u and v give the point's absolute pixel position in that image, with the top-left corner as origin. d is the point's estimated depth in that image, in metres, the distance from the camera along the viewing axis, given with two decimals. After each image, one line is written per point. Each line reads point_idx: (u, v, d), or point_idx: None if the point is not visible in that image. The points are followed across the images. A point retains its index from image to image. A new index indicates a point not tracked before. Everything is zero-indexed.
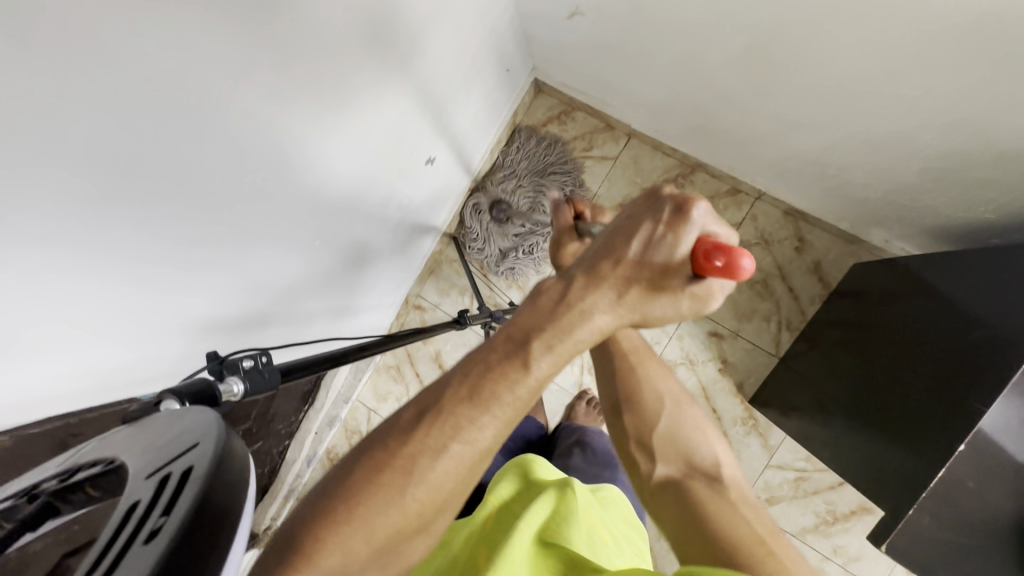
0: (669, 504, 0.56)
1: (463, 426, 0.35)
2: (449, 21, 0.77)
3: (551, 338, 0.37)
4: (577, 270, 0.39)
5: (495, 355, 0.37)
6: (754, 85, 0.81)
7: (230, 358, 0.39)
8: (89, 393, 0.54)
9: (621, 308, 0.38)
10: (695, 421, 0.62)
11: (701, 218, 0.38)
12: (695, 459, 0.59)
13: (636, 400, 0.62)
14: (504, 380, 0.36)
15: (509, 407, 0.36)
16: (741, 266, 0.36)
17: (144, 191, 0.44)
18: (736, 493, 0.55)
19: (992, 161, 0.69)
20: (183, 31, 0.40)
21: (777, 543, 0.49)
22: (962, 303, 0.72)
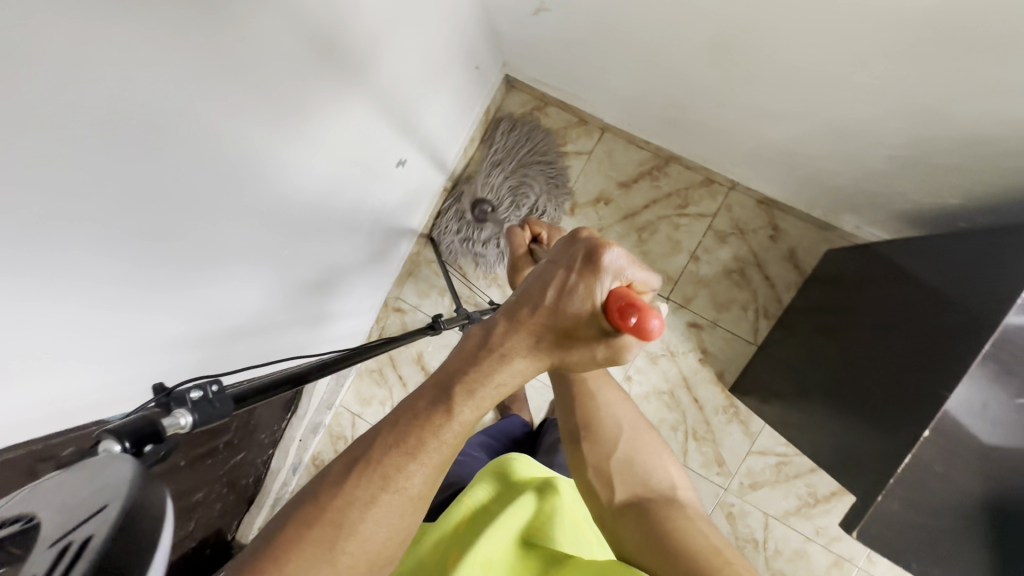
0: (630, 526, 0.57)
1: (391, 474, 0.40)
2: (412, 20, 0.76)
3: (471, 384, 0.41)
4: (500, 315, 0.42)
5: (422, 402, 0.41)
6: (720, 78, 0.81)
7: (178, 389, 0.38)
8: (54, 419, 0.53)
9: (537, 355, 0.42)
10: (651, 446, 0.64)
11: (613, 272, 0.40)
12: (652, 481, 0.61)
13: (595, 428, 0.64)
14: (432, 428, 0.41)
15: (436, 452, 0.41)
16: (647, 327, 0.38)
17: (93, 212, 0.42)
18: (693, 512, 0.58)
19: (956, 147, 0.70)
20: (126, 43, 0.38)
21: (733, 554, 0.52)
22: (931, 286, 0.72)
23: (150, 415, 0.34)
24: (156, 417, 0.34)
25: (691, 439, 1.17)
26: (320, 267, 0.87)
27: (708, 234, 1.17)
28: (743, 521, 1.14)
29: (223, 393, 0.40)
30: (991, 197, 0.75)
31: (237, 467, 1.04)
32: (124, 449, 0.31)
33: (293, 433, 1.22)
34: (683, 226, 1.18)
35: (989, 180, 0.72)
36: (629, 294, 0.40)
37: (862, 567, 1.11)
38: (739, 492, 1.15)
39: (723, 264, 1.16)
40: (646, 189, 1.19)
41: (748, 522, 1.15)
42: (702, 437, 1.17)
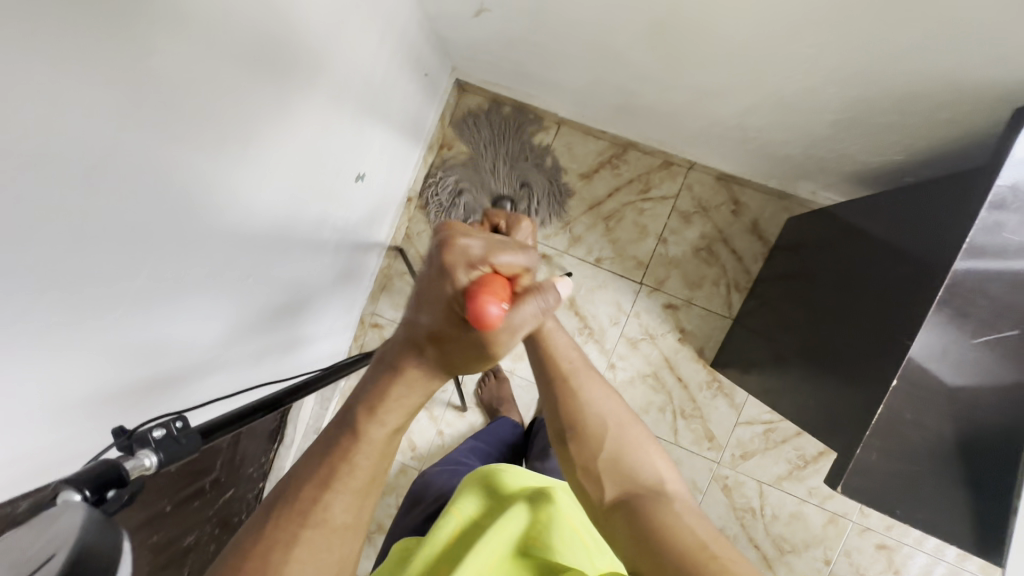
0: (623, 525, 0.53)
1: (309, 509, 0.42)
2: (353, 33, 0.75)
3: (372, 405, 0.43)
4: (393, 335, 0.44)
5: (333, 428, 0.44)
6: (664, 61, 0.82)
7: (139, 430, 0.38)
8: (25, 476, 0.50)
9: (426, 363, 0.41)
10: (638, 441, 0.59)
11: (463, 265, 0.38)
12: (640, 479, 0.57)
13: (576, 425, 0.59)
14: (342, 455, 0.43)
15: (349, 481, 0.43)
16: (485, 315, 0.35)
17: (35, 259, 0.41)
18: (681, 507, 0.55)
19: (892, 108, 0.73)
20: (51, 87, 0.37)
21: (720, 546, 0.50)
22: (887, 240, 0.75)
23: (112, 459, 0.34)
24: (119, 461, 0.34)
25: (679, 417, 1.19)
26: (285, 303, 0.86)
27: (672, 216, 1.19)
28: (739, 492, 1.17)
29: (188, 429, 0.40)
30: (931, 152, 0.78)
31: (227, 505, 1.02)
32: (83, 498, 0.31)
33: (281, 463, 1.19)
34: (648, 210, 1.19)
35: (927, 136, 0.75)
36: (483, 278, 0.37)
37: (857, 520, 1.14)
38: (732, 464, 1.17)
39: (690, 242, 1.19)
40: (608, 178, 1.20)
41: (744, 492, 1.17)
42: (690, 415, 1.19)
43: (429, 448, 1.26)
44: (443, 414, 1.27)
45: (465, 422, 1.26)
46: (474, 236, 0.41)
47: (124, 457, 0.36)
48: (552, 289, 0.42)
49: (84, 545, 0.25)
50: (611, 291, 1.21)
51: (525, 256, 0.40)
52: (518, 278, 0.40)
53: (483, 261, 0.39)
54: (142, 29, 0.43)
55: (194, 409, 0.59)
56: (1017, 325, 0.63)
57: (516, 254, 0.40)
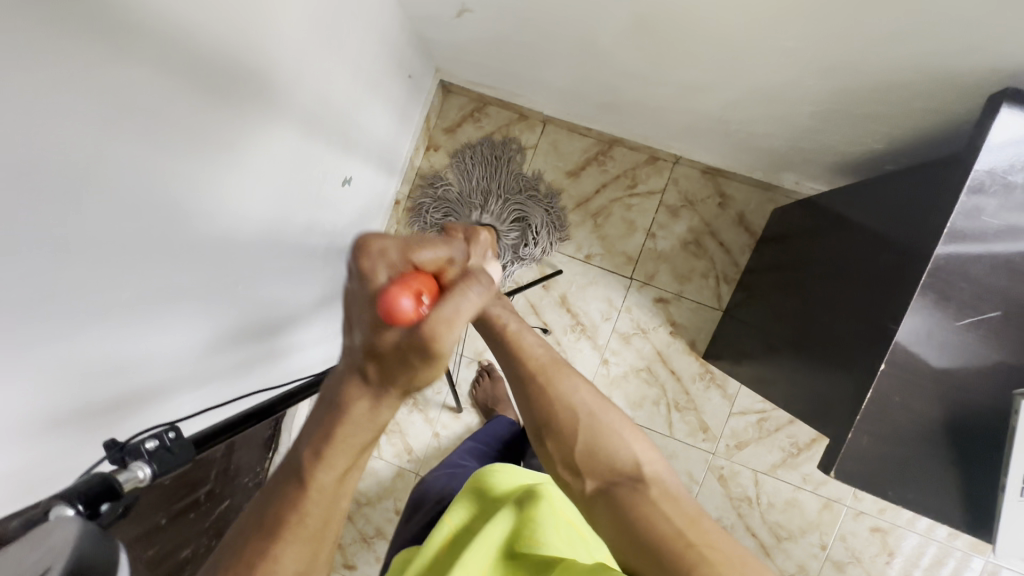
0: (605, 517, 0.52)
1: (257, 566, 0.37)
2: (336, 37, 0.75)
3: (317, 448, 0.37)
4: (336, 364, 0.37)
5: (279, 475, 0.39)
6: (646, 56, 0.83)
7: (132, 442, 0.38)
8: (16, 495, 0.50)
9: (371, 389, 0.34)
10: (613, 425, 0.56)
11: (382, 265, 0.36)
12: (618, 466, 0.54)
13: (548, 423, 0.56)
14: (289, 506, 0.38)
15: (301, 531, 0.38)
16: (394, 304, 0.32)
17: (19, 275, 0.40)
18: (658, 490, 0.53)
19: (871, 98, 0.74)
20: (30, 99, 0.36)
21: (696, 531, 0.49)
22: (871, 227, 0.76)
23: (106, 472, 0.34)
24: (111, 473, 0.34)
25: (673, 410, 1.20)
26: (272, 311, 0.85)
27: (660, 211, 1.20)
28: (735, 481, 1.18)
29: (182, 439, 0.39)
30: (910, 139, 0.79)
31: (222, 516, 1.01)
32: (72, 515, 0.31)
33: (276, 472, 1.18)
34: (635, 205, 1.20)
35: (905, 124, 0.76)
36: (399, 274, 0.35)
37: (851, 505, 1.16)
38: (727, 454, 1.19)
39: (678, 236, 1.20)
40: (595, 175, 1.21)
41: (739, 481, 1.18)
42: (684, 407, 1.20)
43: (425, 451, 1.26)
44: (438, 416, 1.26)
45: (461, 424, 1.25)
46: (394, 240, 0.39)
47: (117, 469, 0.36)
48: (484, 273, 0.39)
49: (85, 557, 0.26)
50: (602, 287, 1.22)
51: (447, 248, 0.39)
52: (444, 271, 0.38)
53: (401, 259, 0.37)
54: (122, 38, 0.42)
55: (184, 420, 0.59)
56: (998, 306, 0.64)
57: (435, 246, 0.38)
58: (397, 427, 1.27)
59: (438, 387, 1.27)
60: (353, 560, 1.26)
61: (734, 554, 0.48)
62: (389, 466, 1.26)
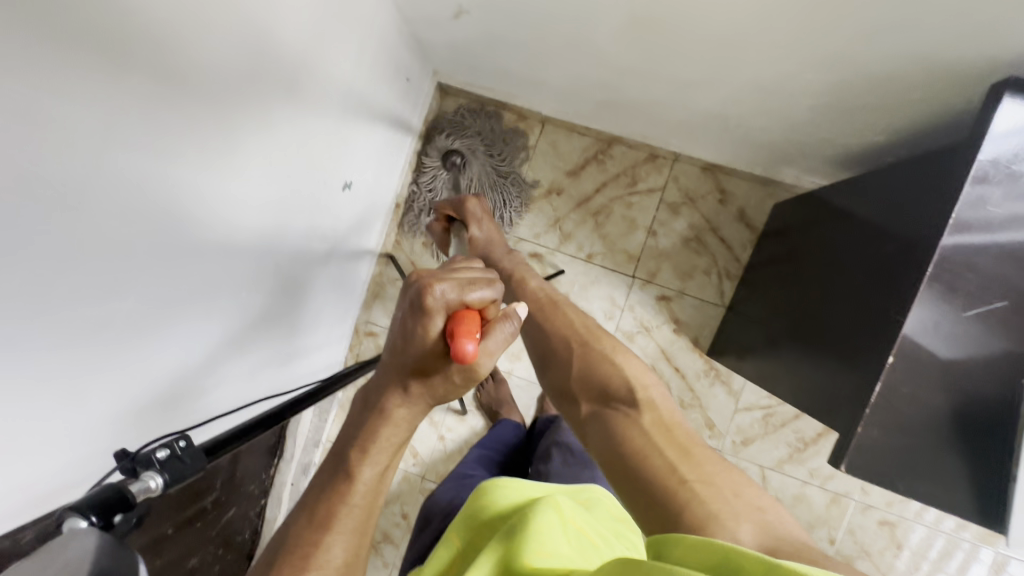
0: (596, 436, 0.59)
1: (310, 553, 0.43)
2: (332, 40, 0.74)
3: (363, 446, 0.46)
4: (377, 374, 0.48)
5: (325, 475, 0.47)
6: (643, 53, 0.83)
7: (142, 452, 0.38)
8: (21, 507, 0.49)
9: (411, 398, 0.46)
10: (606, 353, 0.65)
11: (440, 308, 0.43)
12: (610, 388, 0.61)
13: (550, 355, 0.68)
14: (338, 496, 0.45)
15: (350, 517, 0.45)
16: (463, 352, 0.40)
17: (23, 285, 0.40)
18: (651, 419, 0.57)
19: (870, 90, 0.73)
20: (26, 107, 0.36)
21: (689, 466, 0.52)
22: (873, 221, 0.76)
23: (117, 484, 0.34)
24: (123, 484, 0.34)
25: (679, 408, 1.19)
26: (279, 320, 0.86)
27: (660, 208, 1.20)
28: None
29: (193, 447, 0.40)
30: (909, 131, 0.79)
31: (229, 524, 1.01)
32: (86, 525, 0.31)
33: (282, 479, 1.18)
34: (636, 203, 1.20)
35: (905, 116, 0.76)
36: (459, 318, 0.42)
37: (859, 498, 1.16)
38: (733, 451, 1.18)
39: (679, 234, 1.19)
40: (595, 174, 1.21)
41: None
42: (689, 405, 1.20)
43: (431, 454, 1.25)
44: (443, 419, 1.26)
45: (466, 426, 1.25)
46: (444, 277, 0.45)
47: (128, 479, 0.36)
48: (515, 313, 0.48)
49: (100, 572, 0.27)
50: (604, 286, 1.22)
51: (492, 289, 0.46)
52: (487, 307, 0.46)
53: (457, 300, 0.43)
54: (117, 45, 0.42)
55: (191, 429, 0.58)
56: (1005, 295, 0.63)
57: (483, 286, 0.45)
58: None
59: None
60: None
61: (725, 492, 0.50)
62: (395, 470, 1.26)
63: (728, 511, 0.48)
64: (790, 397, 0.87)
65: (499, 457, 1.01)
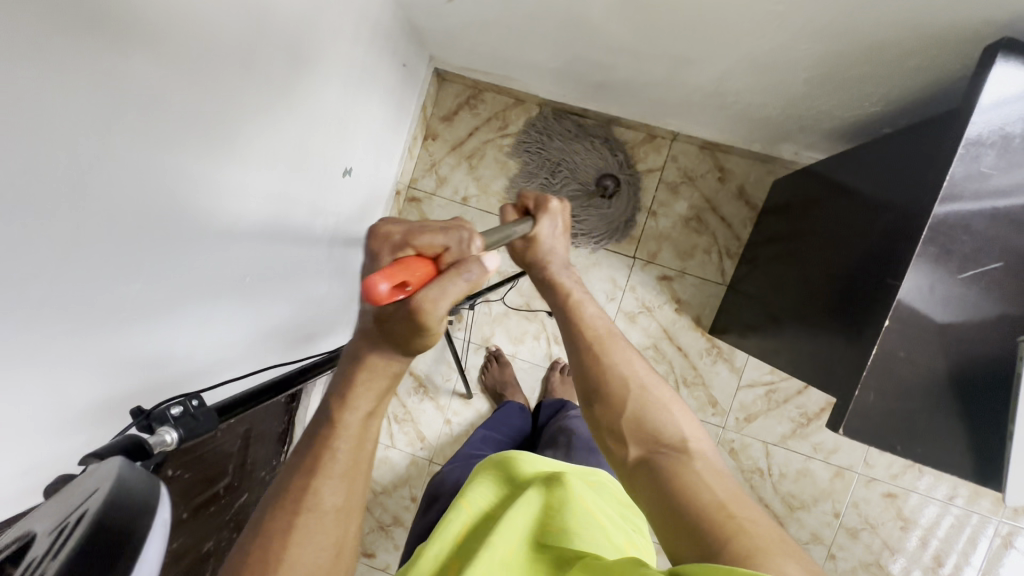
0: (644, 485, 0.54)
1: (301, 497, 0.41)
2: (328, 25, 0.74)
3: (342, 393, 0.42)
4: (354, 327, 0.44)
5: (312, 423, 0.43)
6: (637, 31, 0.82)
7: (157, 409, 0.41)
8: (38, 486, 0.51)
9: (378, 346, 0.40)
10: (662, 400, 0.59)
11: (388, 251, 0.42)
12: (664, 437, 0.56)
13: (599, 391, 0.60)
14: (322, 442, 0.42)
15: (338, 462, 0.42)
16: (372, 290, 0.35)
17: (31, 267, 0.41)
18: (704, 467, 0.54)
19: (865, 60, 0.73)
20: (29, 94, 0.37)
21: (739, 506, 0.50)
22: (868, 191, 0.77)
23: (135, 435, 0.37)
24: (140, 434, 0.37)
25: (682, 386, 1.20)
26: (285, 305, 0.88)
27: (660, 188, 1.20)
28: (746, 455, 1.19)
29: (205, 407, 0.43)
30: (905, 101, 0.79)
31: (242, 509, 1.03)
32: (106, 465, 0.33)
33: None
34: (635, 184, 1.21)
35: (899, 85, 0.76)
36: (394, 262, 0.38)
37: (862, 472, 1.17)
38: (736, 428, 1.19)
39: (679, 214, 1.20)
40: None
41: (750, 454, 1.19)
42: (692, 383, 1.20)
43: (437, 438, 1.27)
44: (449, 403, 1.28)
45: (472, 410, 1.27)
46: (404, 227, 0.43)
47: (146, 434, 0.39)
48: (474, 260, 0.39)
49: (117, 494, 0.26)
50: (605, 267, 1.23)
51: (445, 235, 0.41)
52: (440, 255, 0.41)
53: (403, 244, 0.41)
54: (118, 31, 0.43)
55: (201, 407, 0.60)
56: (1000, 258, 0.64)
57: (433, 232, 0.41)
58: (408, 416, 1.28)
59: (447, 374, 1.28)
60: (372, 549, 1.28)
61: (773, 532, 0.48)
62: (403, 454, 1.28)
63: (779, 548, 0.46)
64: (791, 369, 0.88)
65: (504, 437, 1.02)
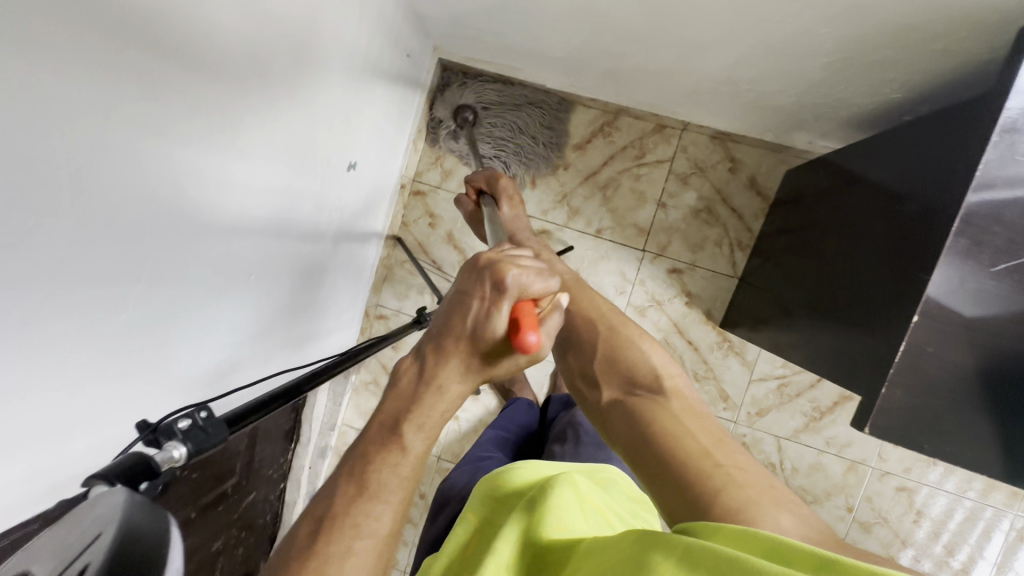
0: (620, 427, 0.55)
1: (359, 520, 0.38)
2: (332, 13, 0.72)
3: (417, 418, 0.41)
4: (428, 347, 0.42)
5: (371, 442, 0.41)
6: (651, 17, 0.79)
7: (164, 423, 0.40)
8: (42, 491, 0.50)
9: (469, 377, 0.42)
10: (634, 339, 0.61)
11: (514, 298, 0.41)
12: (639, 378, 0.58)
13: (574, 339, 0.63)
14: (388, 467, 0.40)
15: (399, 488, 0.40)
16: (526, 343, 0.39)
17: (28, 269, 0.40)
18: (682, 406, 0.55)
19: (888, 44, 0.70)
20: (25, 88, 0.35)
21: (723, 453, 0.50)
22: (889, 182, 0.75)
23: (142, 452, 0.36)
24: (147, 452, 0.36)
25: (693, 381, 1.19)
26: (287, 302, 0.85)
27: (670, 179, 1.18)
28: (758, 449, 1.18)
29: (214, 419, 0.41)
30: (927, 85, 0.77)
31: (250, 507, 1.02)
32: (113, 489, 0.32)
33: (300, 463, 1.19)
34: (645, 175, 1.19)
35: (923, 70, 0.74)
36: (527, 310, 0.41)
37: (876, 466, 1.15)
38: (748, 422, 1.18)
39: (689, 206, 1.18)
40: (602, 146, 1.19)
41: (762, 449, 1.18)
42: (703, 377, 1.19)
43: (446, 435, 1.26)
44: None
45: (480, 406, 1.26)
46: (513, 261, 0.43)
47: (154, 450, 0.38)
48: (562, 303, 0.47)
49: (119, 550, 0.24)
50: (614, 261, 1.21)
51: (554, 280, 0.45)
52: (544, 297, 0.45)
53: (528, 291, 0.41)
54: (117, 19, 0.40)
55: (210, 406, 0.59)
56: None
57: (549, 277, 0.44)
58: None
59: None
60: None
61: (762, 480, 0.48)
62: None
63: (765, 497, 0.46)
64: (806, 364, 0.86)
65: (514, 433, 1.01)
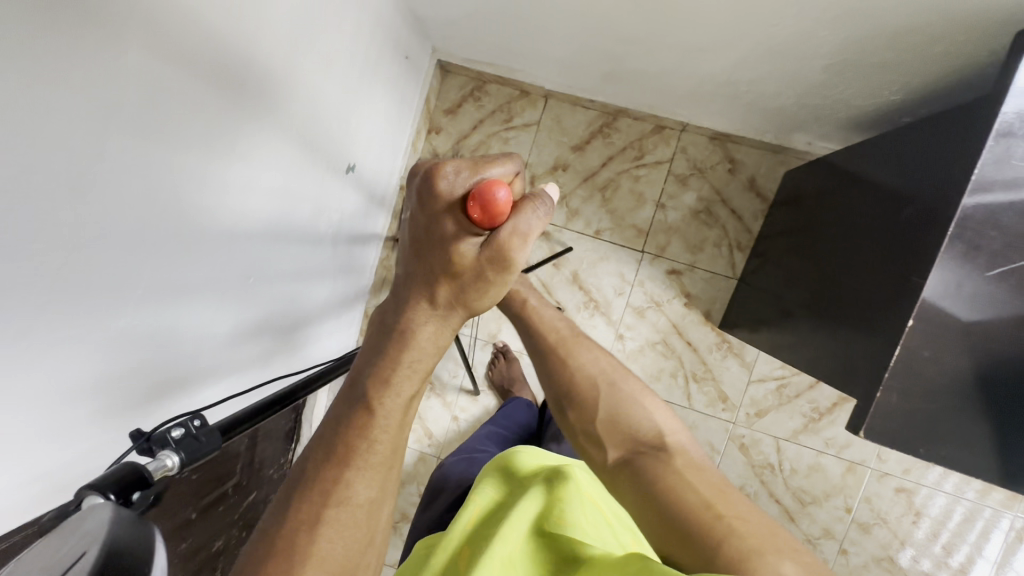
0: (627, 488, 0.52)
1: (330, 488, 0.37)
2: (331, 17, 0.72)
3: (385, 371, 0.39)
4: (394, 292, 0.40)
5: (342, 406, 0.39)
6: (651, 18, 0.79)
7: (157, 432, 0.40)
8: (45, 494, 0.50)
9: (441, 307, 0.38)
10: (633, 394, 0.57)
11: (462, 186, 0.37)
12: (640, 435, 0.55)
13: (571, 395, 0.57)
14: (359, 431, 0.38)
15: (373, 451, 0.38)
16: (490, 210, 0.35)
17: (27, 275, 0.40)
18: (684, 462, 0.53)
19: (888, 46, 0.70)
20: (24, 97, 0.35)
21: (726, 505, 0.48)
22: (887, 185, 0.75)
23: (136, 463, 0.36)
24: (139, 462, 0.36)
25: (691, 382, 1.19)
26: (286, 303, 0.85)
27: (669, 180, 1.18)
28: (757, 450, 1.18)
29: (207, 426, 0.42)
30: (927, 87, 0.77)
31: (251, 507, 1.02)
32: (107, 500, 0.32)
33: None
34: (643, 176, 1.19)
35: (922, 72, 0.74)
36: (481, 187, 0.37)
37: (875, 467, 1.15)
38: (747, 423, 1.18)
39: (688, 207, 1.18)
40: (601, 148, 1.19)
41: (761, 449, 1.18)
42: (702, 378, 1.19)
43: (445, 435, 1.27)
44: (456, 399, 1.27)
45: (479, 406, 1.26)
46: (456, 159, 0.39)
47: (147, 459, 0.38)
48: (545, 195, 0.41)
49: (106, 564, 0.25)
50: (613, 262, 1.21)
51: (512, 162, 0.40)
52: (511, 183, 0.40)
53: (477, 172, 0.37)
54: (115, 26, 0.41)
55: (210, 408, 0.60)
56: None
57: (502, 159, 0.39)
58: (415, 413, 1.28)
59: (454, 370, 1.27)
60: None
61: (765, 529, 0.46)
62: (410, 451, 1.27)
63: (768, 544, 0.44)
64: (804, 364, 0.86)
65: (513, 434, 1.01)
